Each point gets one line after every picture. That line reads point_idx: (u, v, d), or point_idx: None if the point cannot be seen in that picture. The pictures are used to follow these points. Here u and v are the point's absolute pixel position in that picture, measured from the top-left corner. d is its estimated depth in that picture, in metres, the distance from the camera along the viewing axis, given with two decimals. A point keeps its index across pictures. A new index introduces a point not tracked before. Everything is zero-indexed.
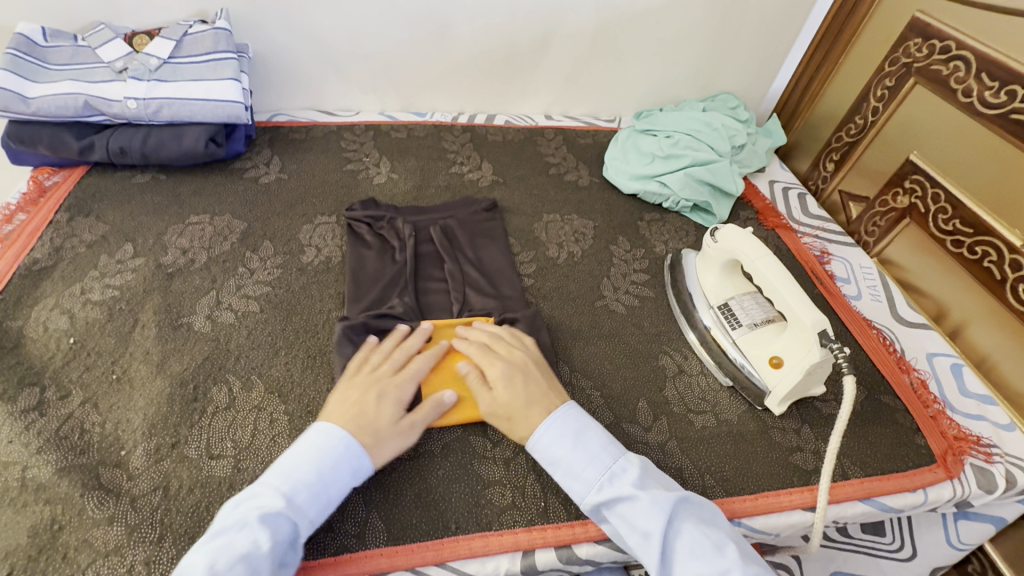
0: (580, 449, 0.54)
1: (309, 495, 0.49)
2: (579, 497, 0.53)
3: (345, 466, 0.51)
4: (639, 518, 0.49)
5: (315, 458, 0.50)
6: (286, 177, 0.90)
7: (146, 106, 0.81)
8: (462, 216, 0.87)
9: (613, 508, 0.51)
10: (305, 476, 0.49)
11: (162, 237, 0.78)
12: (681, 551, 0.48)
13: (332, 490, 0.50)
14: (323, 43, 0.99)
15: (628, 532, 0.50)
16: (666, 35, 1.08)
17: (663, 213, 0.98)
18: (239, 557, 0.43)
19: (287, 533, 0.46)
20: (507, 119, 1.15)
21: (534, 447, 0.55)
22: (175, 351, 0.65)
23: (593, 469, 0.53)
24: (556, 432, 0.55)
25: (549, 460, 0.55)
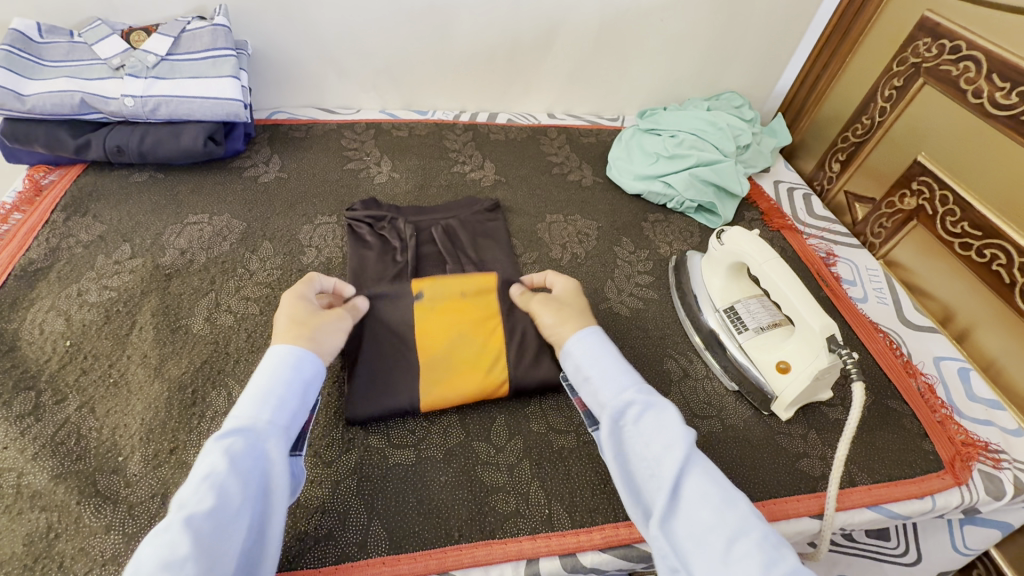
0: (615, 364, 0.56)
1: (256, 407, 0.47)
2: (609, 400, 0.53)
3: (294, 365, 0.51)
4: (666, 433, 0.49)
5: (261, 377, 0.49)
6: (285, 177, 0.89)
7: (144, 105, 0.80)
8: (463, 216, 0.86)
9: (637, 420, 0.51)
10: (252, 392, 0.48)
11: (160, 238, 0.77)
12: (696, 471, 0.48)
13: (281, 394, 0.49)
14: (324, 41, 0.97)
15: (645, 444, 0.50)
16: (671, 34, 1.07)
17: (667, 214, 0.97)
18: (197, 482, 0.42)
19: (247, 447, 0.45)
20: (509, 118, 1.13)
21: (569, 350, 0.57)
22: (172, 354, 0.64)
23: (625, 380, 0.54)
24: (597, 348, 0.57)
25: (587, 364, 0.56)
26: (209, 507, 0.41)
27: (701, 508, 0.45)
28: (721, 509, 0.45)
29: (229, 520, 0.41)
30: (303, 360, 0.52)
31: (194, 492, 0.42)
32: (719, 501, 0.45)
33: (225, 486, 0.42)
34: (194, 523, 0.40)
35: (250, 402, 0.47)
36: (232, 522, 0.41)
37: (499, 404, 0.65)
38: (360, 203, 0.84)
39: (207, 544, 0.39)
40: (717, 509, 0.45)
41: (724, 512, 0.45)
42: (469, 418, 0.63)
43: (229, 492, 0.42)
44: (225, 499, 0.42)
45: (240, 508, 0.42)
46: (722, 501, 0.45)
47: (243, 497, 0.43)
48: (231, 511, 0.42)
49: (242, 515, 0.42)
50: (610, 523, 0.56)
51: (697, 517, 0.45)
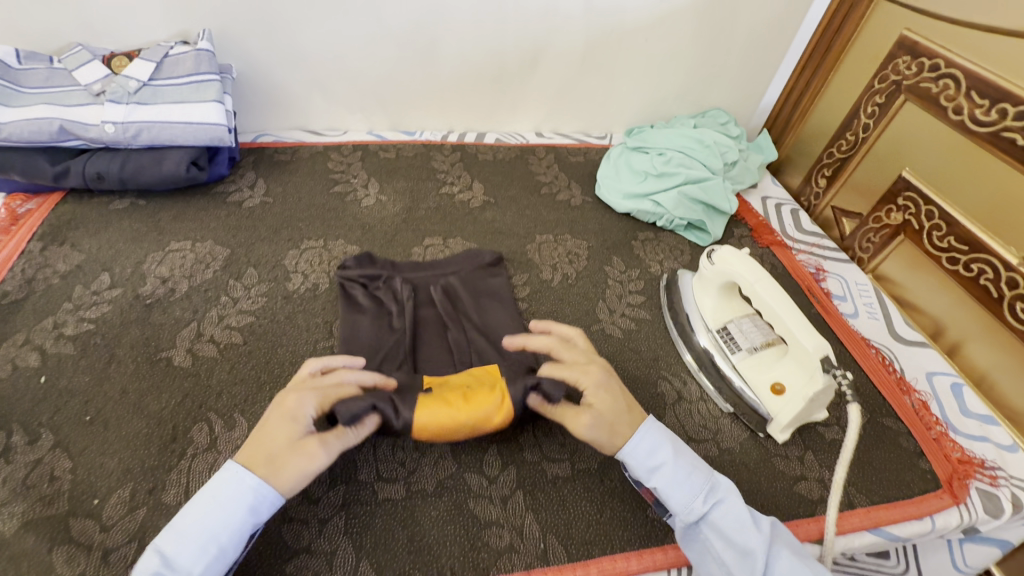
0: (679, 462, 0.54)
1: (197, 551, 0.44)
2: (681, 508, 0.53)
3: (237, 499, 0.46)
4: (745, 538, 0.50)
5: (214, 506, 0.46)
6: (271, 201, 0.88)
7: (125, 130, 0.78)
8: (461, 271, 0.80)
9: (714, 524, 0.52)
10: (200, 528, 0.45)
11: (140, 266, 0.75)
12: (781, 574, 0.49)
13: (225, 542, 0.45)
14: (309, 63, 0.97)
15: (726, 549, 0.51)
16: (656, 53, 1.08)
17: (657, 232, 0.96)
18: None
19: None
20: (497, 137, 1.13)
21: (629, 449, 0.55)
22: (151, 389, 0.62)
23: (694, 484, 0.53)
24: (649, 443, 0.55)
25: (644, 468, 0.54)
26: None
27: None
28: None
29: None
30: (268, 503, 0.47)
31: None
32: None
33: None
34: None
35: (193, 543, 0.44)
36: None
37: (491, 432, 0.63)
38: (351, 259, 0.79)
39: None
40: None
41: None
42: (461, 448, 0.61)
43: None
44: None
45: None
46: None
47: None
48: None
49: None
50: (607, 556, 0.54)
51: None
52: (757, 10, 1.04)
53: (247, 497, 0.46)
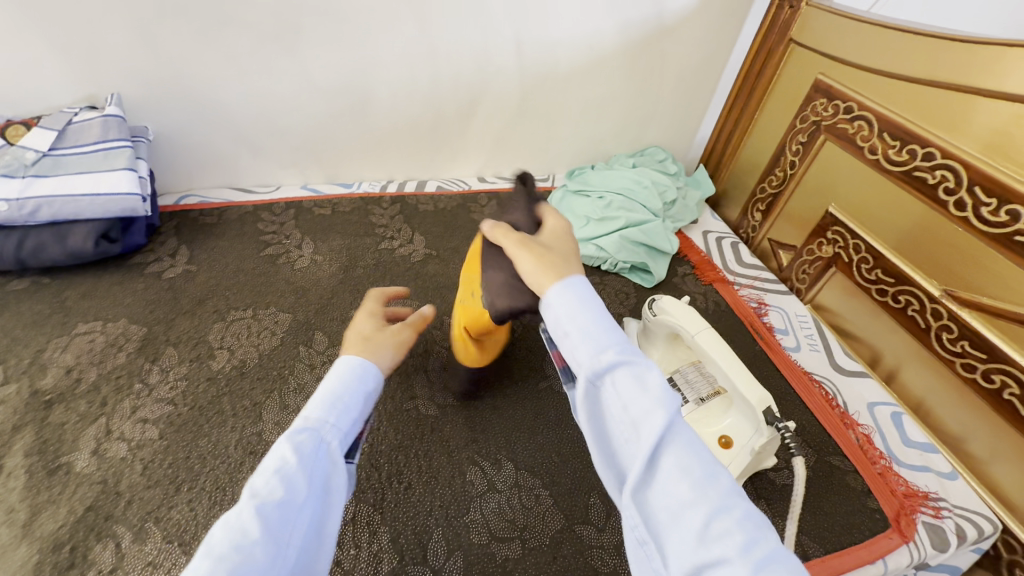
0: (598, 322, 0.42)
1: (327, 406, 0.42)
2: (580, 359, 0.41)
3: (357, 370, 0.45)
4: (641, 398, 0.38)
5: (335, 373, 0.44)
6: (194, 270, 0.82)
7: (21, 207, 0.71)
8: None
9: (615, 382, 0.39)
10: (321, 389, 0.43)
11: (41, 356, 0.68)
12: (673, 444, 0.36)
13: (349, 398, 0.43)
14: (234, 121, 0.93)
15: (617, 412, 0.39)
16: (590, 97, 1.10)
17: (603, 275, 0.96)
18: (273, 470, 0.37)
19: (316, 445, 0.40)
20: (438, 185, 1.12)
21: (551, 299, 0.43)
22: (49, 503, 0.55)
23: (609, 340, 0.41)
24: (576, 296, 0.43)
25: (566, 319, 0.42)
26: (280, 500, 0.36)
27: (676, 485, 0.35)
28: (699, 488, 0.34)
29: (288, 524, 0.35)
30: (374, 377, 0.46)
31: (265, 479, 0.36)
32: (699, 475, 0.35)
33: (294, 480, 0.37)
34: (263, 513, 0.35)
35: (321, 399, 0.42)
36: (295, 524, 0.36)
37: (436, 516, 0.59)
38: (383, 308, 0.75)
39: (273, 538, 0.34)
40: (695, 486, 0.35)
41: (701, 490, 0.34)
42: (404, 537, 0.57)
43: (293, 494, 0.36)
44: (292, 498, 0.36)
45: (305, 506, 0.37)
46: (699, 481, 0.35)
47: (305, 499, 0.37)
48: (296, 512, 0.36)
49: (303, 519, 0.36)
50: None
51: (671, 497, 0.35)
52: (681, 56, 1.08)
53: (358, 365, 0.45)
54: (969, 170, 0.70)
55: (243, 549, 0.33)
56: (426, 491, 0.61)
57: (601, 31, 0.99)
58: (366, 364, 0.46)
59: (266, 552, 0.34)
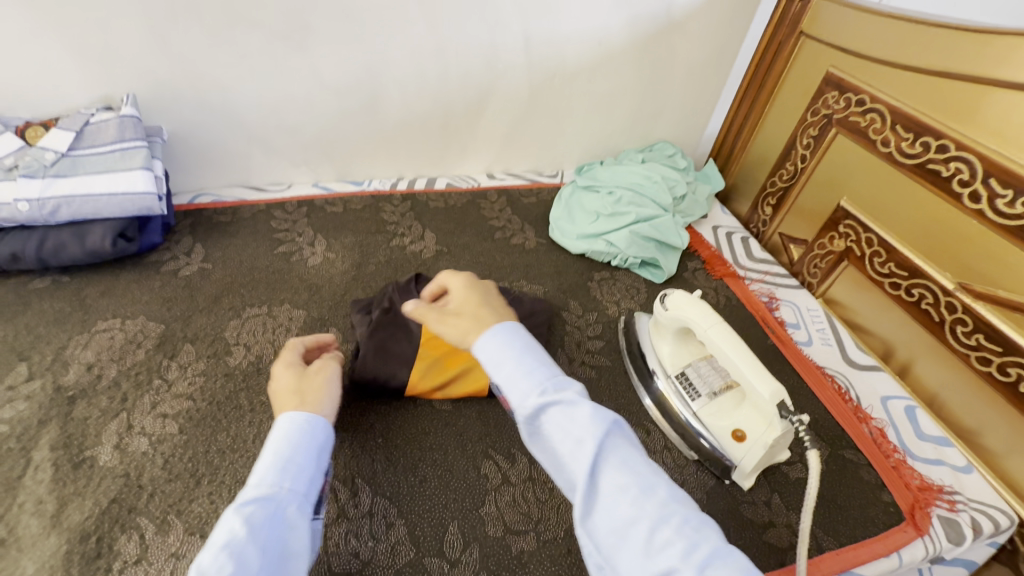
0: (523, 362, 0.44)
1: (277, 472, 0.44)
2: (513, 399, 0.43)
3: (301, 436, 0.48)
4: (575, 426, 0.39)
5: (279, 442, 0.46)
6: (210, 268, 0.84)
7: (42, 207, 0.73)
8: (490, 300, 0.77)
9: (547, 416, 0.41)
10: (267, 458, 0.45)
11: (62, 353, 0.69)
12: (611, 466, 0.39)
13: (300, 459, 0.46)
14: (247, 120, 0.94)
15: (559, 443, 0.40)
16: (599, 92, 1.10)
17: (613, 271, 0.96)
18: (218, 550, 0.37)
19: (267, 516, 0.41)
20: (448, 182, 1.12)
21: (480, 347, 0.46)
22: (74, 496, 0.56)
23: (537, 376, 0.43)
24: (502, 341, 0.45)
25: (493, 363, 0.44)
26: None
27: (620, 509, 0.37)
28: (638, 506, 0.37)
29: None
30: (327, 432, 0.49)
31: (211, 562, 0.37)
32: (637, 493, 0.37)
33: (246, 556, 0.38)
34: None
35: (268, 468, 0.44)
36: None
37: (451, 509, 0.60)
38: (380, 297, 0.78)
39: None
40: (635, 505, 0.37)
41: (641, 507, 0.37)
42: (420, 530, 0.58)
43: (247, 564, 0.38)
44: (243, 570, 0.37)
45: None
46: (638, 499, 0.37)
47: (260, 566, 0.38)
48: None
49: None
50: None
51: (615, 519, 0.37)
52: (691, 50, 1.07)
53: (299, 430, 0.48)
54: (985, 162, 0.69)
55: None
56: (441, 485, 0.62)
57: (609, 27, 0.99)
58: (310, 420, 0.49)
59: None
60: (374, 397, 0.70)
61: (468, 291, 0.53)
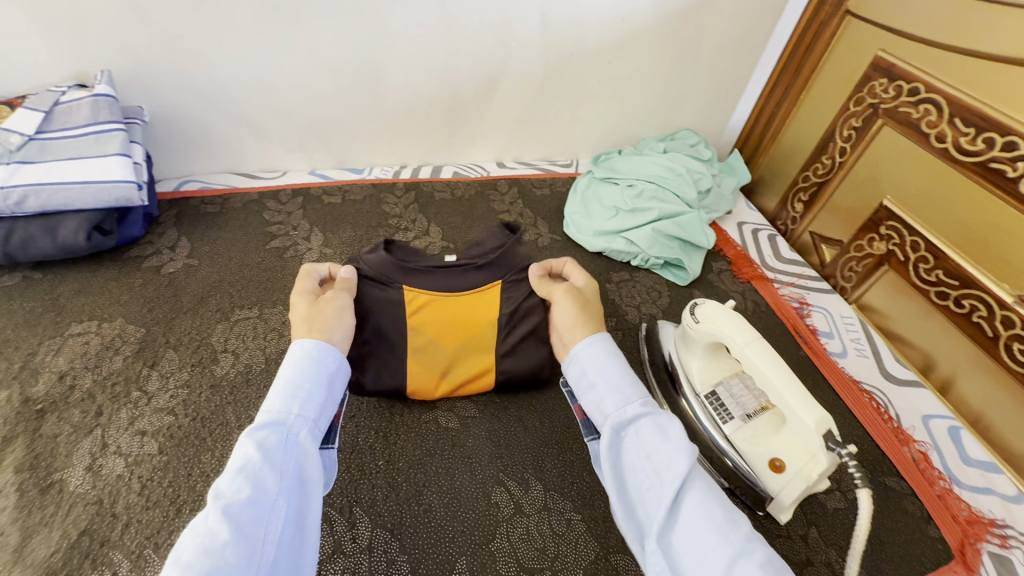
0: (615, 378, 0.50)
1: (290, 396, 0.46)
2: (611, 409, 0.48)
3: (307, 361, 0.48)
4: (668, 443, 0.44)
5: (286, 366, 0.48)
6: (196, 264, 0.77)
7: (5, 197, 0.65)
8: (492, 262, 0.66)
9: (639, 428, 0.46)
10: (277, 382, 0.46)
11: (31, 359, 0.63)
12: (694, 494, 0.42)
13: (311, 385, 0.47)
14: (236, 102, 0.86)
15: (646, 455, 0.45)
16: (618, 75, 1.01)
17: (632, 271, 0.89)
18: (234, 473, 0.39)
19: (280, 441, 0.43)
20: (454, 171, 1.05)
21: (577, 352, 0.53)
22: (40, 527, 0.51)
23: (629, 392, 0.49)
24: (596, 352, 0.53)
25: (589, 368, 0.52)
26: (246, 500, 0.38)
27: (702, 531, 0.39)
28: (726, 534, 0.39)
29: (263, 515, 0.39)
30: (339, 361, 0.51)
31: (228, 483, 0.39)
32: (721, 522, 0.39)
33: (261, 477, 0.40)
34: (230, 514, 0.37)
35: (280, 394, 0.45)
36: (268, 516, 0.39)
37: (459, 543, 0.54)
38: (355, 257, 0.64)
39: (246, 537, 0.37)
40: (718, 532, 0.39)
41: (724, 536, 0.38)
42: (424, 567, 0.52)
43: (263, 486, 0.40)
44: (261, 492, 0.39)
45: (275, 502, 0.40)
46: (723, 528, 0.39)
47: (277, 488, 0.40)
48: (266, 509, 0.39)
49: (277, 510, 0.39)
50: None
51: (698, 540, 0.39)
52: (721, 29, 0.98)
53: (308, 355, 0.49)
54: None
55: (212, 554, 0.35)
56: (448, 515, 0.56)
57: (634, 3, 0.90)
58: (318, 346, 0.50)
59: (238, 552, 0.36)
60: (375, 412, 0.64)
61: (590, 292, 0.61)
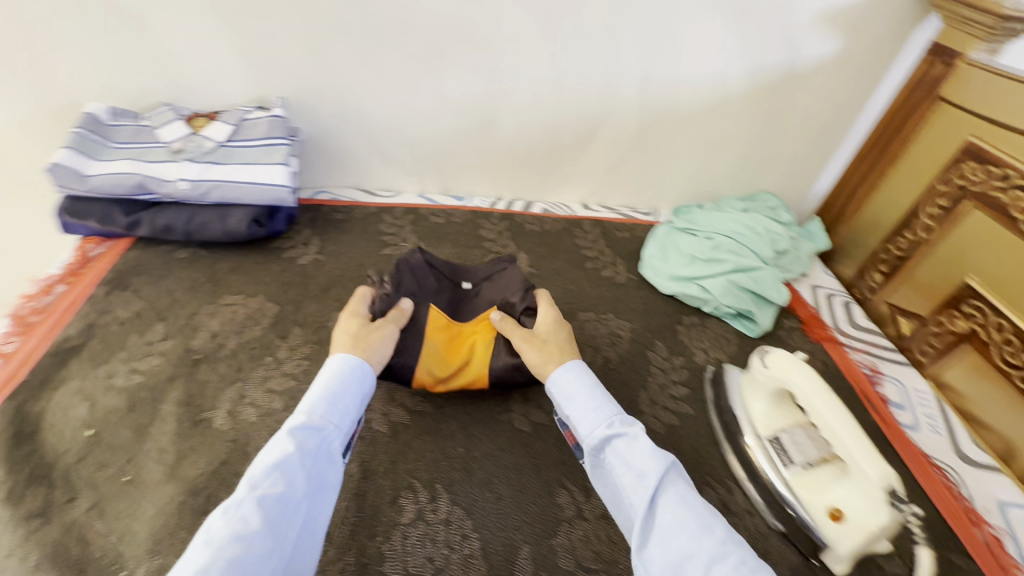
0: (591, 399, 0.59)
1: (329, 408, 0.55)
2: (587, 432, 0.57)
3: (351, 374, 0.58)
4: (640, 460, 0.53)
5: (330, 377, 0.57)
6: (323, 260, 0.90)
7: (197, 188, 0.82)
8: (492, 284, 0.79)
9: (615, 447, 0.55)
10: (318, 391, 0.55)
11: (194, 317, 0.77)
12: (671, 498, 0.50)
13: (348, 401, 0.56)
14: (372, 131, 1.02)
15: (624, 472, 0.53)
16: (705, 136, 1.10)
17: (702, 317, 0.94)
18: (272, 467, 0.48)
19: (315, 445, 0.52)
20: (544, 208, 1.15)
21: (556, 377, 0.61)
22: (190, 451, 0.62)
23: (606, 411, 0.58)
24: (572, 377, 0.61)
25: (565, 394, 0.60)
26: (279, 494, 0.47)
27: (679, 537, 0.48)
28: (696, 538, 0.47)
29: (290, 509, 0.48)
30: (370, 380, 0.59)
31: (265, 476, 0.47)
32: (695, 526, 0.48)
33: (293, 476, 0.49)
34: (265, 504, 0.46)
35: (322, 404, 0.54)
36: (293, 512, 0.48)
37: (524, 532, 0.60)
38: (385, 296, 0.69)
39: (272, 526, 0.46)
40: (693, 537, 0.47)
41: (699, 540, 0.47)
42: (492, 547, 0.59)
43: (295, 484, 0.49)
44: (291, 489, 0.48)
45: (300, 500, 0.49)
46: (697, 532, 0.48)
47: (304, 489, 0.49)
48: (293, 503, 0.48)
49: (299, 510, 0.48)
50: None
51: (673, 544, 0.48)
52: (810, 103, 1.05)
53: (353, 369, 0.58)
54: None
55: (245, 536, 0.44)
56: (516, 506, 0.62)
57: (727, 74, 1.00)
58: (359, 363, 0.58)
59: (264, 540, 0.44)
60: (459, 407, 0.72)
61: (554, 324, 0.68)
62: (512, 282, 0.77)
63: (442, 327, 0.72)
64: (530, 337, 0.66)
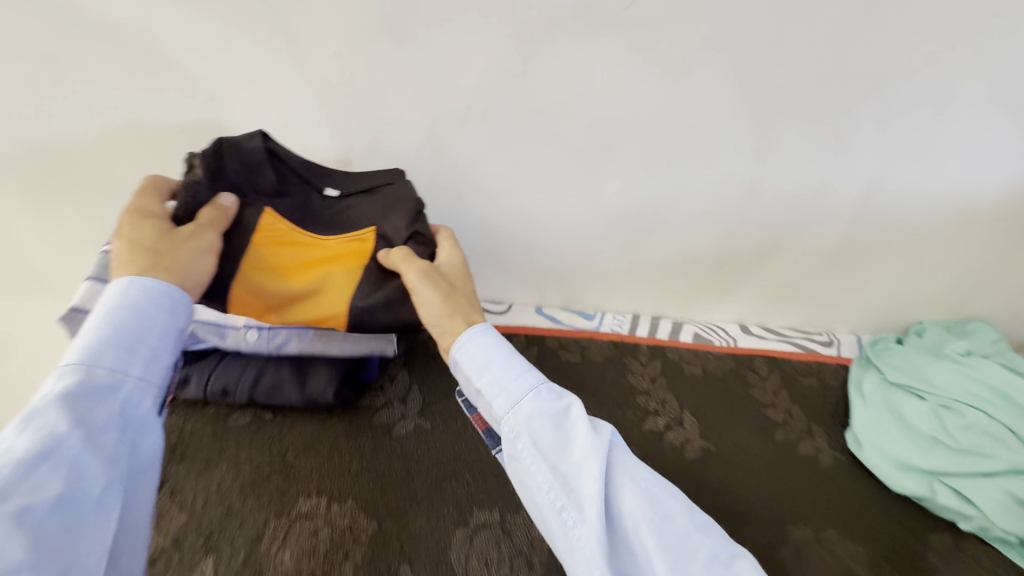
0: (508, 369, 0.50)
1: (119, 355, 0.44)
2: (506, 409, 0.48)
3: (155, 309, 0.47)
4: (574, 446, 0.45)
5: (112, 316, 0.45)
6: (428, 427, 0.65)
7: (269, 338, 0.63)
8: (393, 200, 0.62)
9: (543, 430, 0.47)
10: (94, 337, 0.44)
11: (255, 550, 0.53)
12: (618, 483, 0.44)
13: (151, 345, 0.46)
14: (493, 235, 0.78)
15: (553, 462, 0.45)
16: (925, 250, 0.81)
17: (956, 535, 0.66)
18: (44, 459, 0.37)
19: (111, 411, 0.42)
20: (696, 332, 0.86)
21: (463, 347, 0.52)
22: None
23: (526, 383, 0.49)
24: (483, 344, 0.52)
25: (477, 366, 0.51)
26: (71, 495, 0.37)
27: (638, 527, 0.42)
28: (655, 527, 0.42)
29: (85, 507, 0.37)
30: (187, 305, 0.50)
31: (33, 479, 0.36)
32: (651, 515, 0.42)
33: (84, 465, 0.38)
34: (44, 515, 0.35)
35: (110, 352, 0.43)
36: (93, 508, 0.38)
37: None
38: (192, 186, 0.54)
39: (62, 542, 0.35)
40: (652, 525, 0.42)
41: (657, 528, 0.42)
42: None
43: (87, 472, 0.38)
44: (85, 487, 0.38)
45: (103, 492, 0.39)
46: (657, 521, 0.42)
47: (107, 478, 0.39)
48: (94, 500, 0.38)
49: (106, 505, 0.39)
50: None
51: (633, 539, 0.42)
52: None
53: (162, 305, 0.48)
54: None
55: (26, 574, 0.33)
56: None
57: (983, 182, 0.72)
58: (162, 290, 0.48)
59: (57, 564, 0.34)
60: None
61: (456, 268, 0.59)
62: (401, 203, 0.62)
63: (289, 244, 0.59)
64: (428, 274, 0.55)
